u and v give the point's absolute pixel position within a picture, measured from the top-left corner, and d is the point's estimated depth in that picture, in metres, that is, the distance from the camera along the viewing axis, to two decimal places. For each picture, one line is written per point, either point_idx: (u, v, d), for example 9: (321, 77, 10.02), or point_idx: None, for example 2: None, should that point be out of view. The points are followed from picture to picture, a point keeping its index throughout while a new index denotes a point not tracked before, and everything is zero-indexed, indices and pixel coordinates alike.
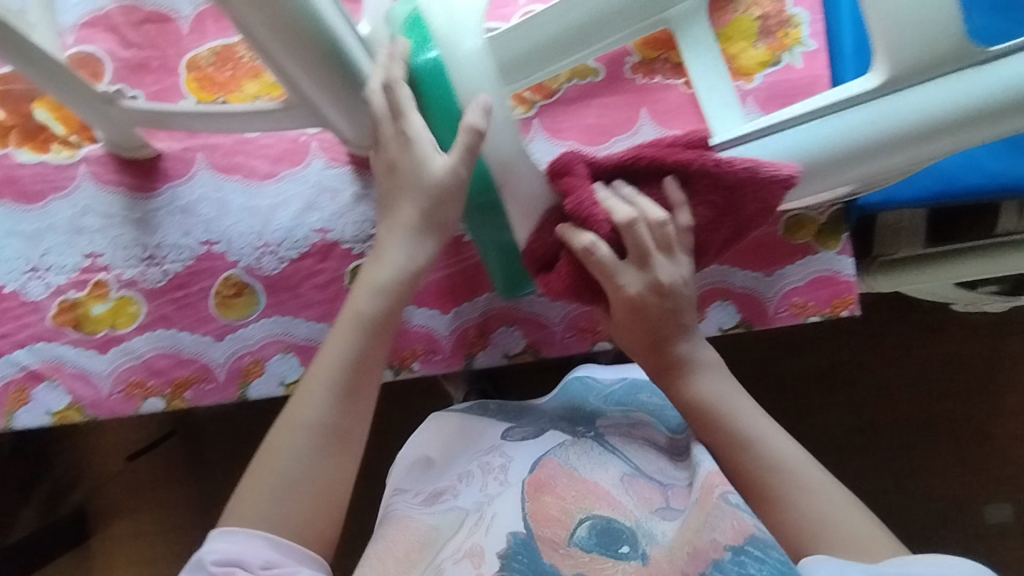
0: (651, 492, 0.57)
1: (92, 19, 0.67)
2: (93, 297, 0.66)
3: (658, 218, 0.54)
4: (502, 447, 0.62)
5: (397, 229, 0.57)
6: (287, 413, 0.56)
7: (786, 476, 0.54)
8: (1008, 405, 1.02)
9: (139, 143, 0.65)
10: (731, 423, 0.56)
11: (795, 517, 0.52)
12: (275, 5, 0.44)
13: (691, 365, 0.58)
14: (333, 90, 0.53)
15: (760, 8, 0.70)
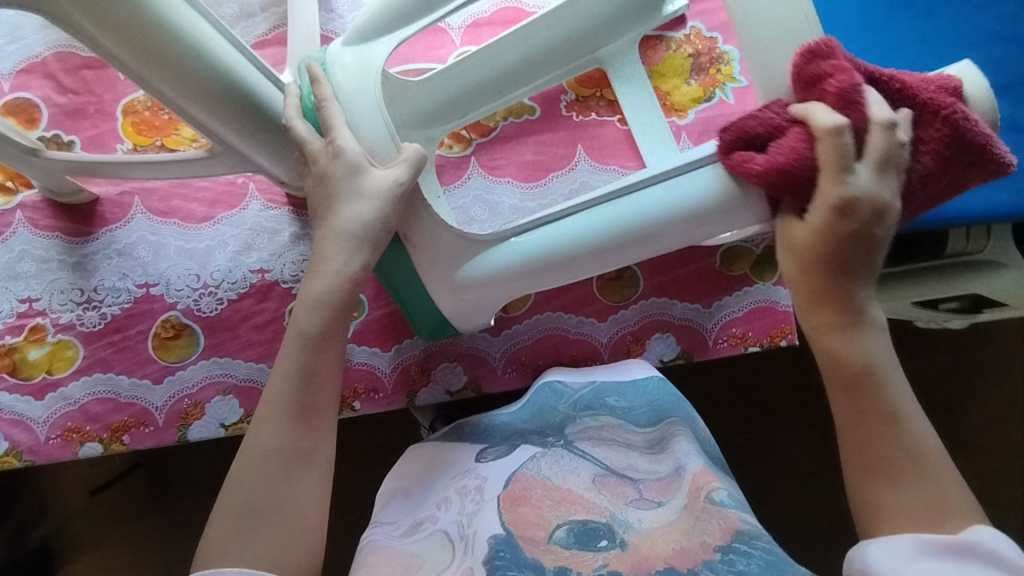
0: (624, 487, 0.53)
1: (29, 66, 0.68)
2: (30, 342, 0.66)
3: (898, 132, 0.45)
4: (477, 469, 0.57)
5: (332, 236, 0.53)
6: (246, 443, 0.49)
7: (916, 462, 0.45)
8: (979, 428, 0.94)
9: (75, 187, 0.66)
10: (885, 391, 0.46)
11: (912, 502, 0.44)
12: (183, 64, 0.45)
13: (868, 321, 0.48)
14: (257, 140, 0.53)
15: (692, 46, 0.72)
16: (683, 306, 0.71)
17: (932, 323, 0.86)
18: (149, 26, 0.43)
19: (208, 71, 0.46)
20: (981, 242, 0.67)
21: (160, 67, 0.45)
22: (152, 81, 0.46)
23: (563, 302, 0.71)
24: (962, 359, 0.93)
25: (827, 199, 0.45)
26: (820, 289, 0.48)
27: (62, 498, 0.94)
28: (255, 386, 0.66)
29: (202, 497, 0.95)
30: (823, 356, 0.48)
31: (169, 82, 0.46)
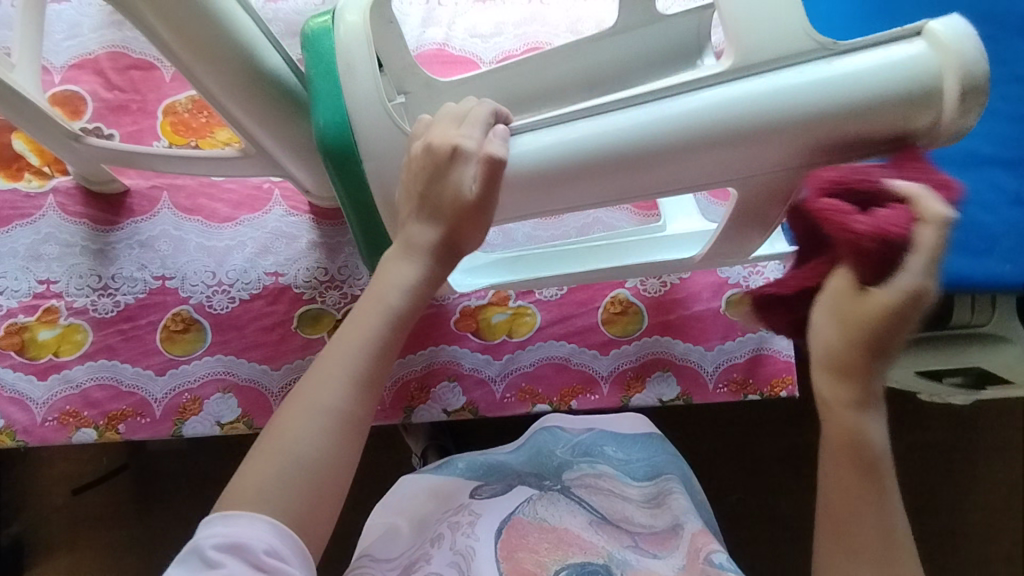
0: (619, 534, 0.55)
1: (81, 61, 0.72)
2: (42, 322, 0.67)
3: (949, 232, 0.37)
4: (470, 506, 0.56)
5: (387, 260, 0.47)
6: (264, 441, 0.40)
7: (892, 556, 0.40)
8: (990, 509, 0.90)
9: (108, 177, 0.69)
10: None
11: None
12: (232, 65, 0.48)
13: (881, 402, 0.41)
14: (289, 146, 0.56)
15: None
16: (685, 345, 0.71)
17: (934, 399, 0.85)
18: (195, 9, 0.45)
19: (244, 59, 0.49)
20: (987, 315, 0.66)
21: (199, 54, 0.47)
22: (192, 68, 0.48)
23: (566, 331, 0.72)
24: (971, 439, 0.90)
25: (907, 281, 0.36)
26: (870, 351, 0.39)
27: (44, 490, 0.94)
28: (255, 387, 0.67)
29: (184, 503, 0.93)
30: (834, 432, 0.42)
31: (207, 69, 0.48)
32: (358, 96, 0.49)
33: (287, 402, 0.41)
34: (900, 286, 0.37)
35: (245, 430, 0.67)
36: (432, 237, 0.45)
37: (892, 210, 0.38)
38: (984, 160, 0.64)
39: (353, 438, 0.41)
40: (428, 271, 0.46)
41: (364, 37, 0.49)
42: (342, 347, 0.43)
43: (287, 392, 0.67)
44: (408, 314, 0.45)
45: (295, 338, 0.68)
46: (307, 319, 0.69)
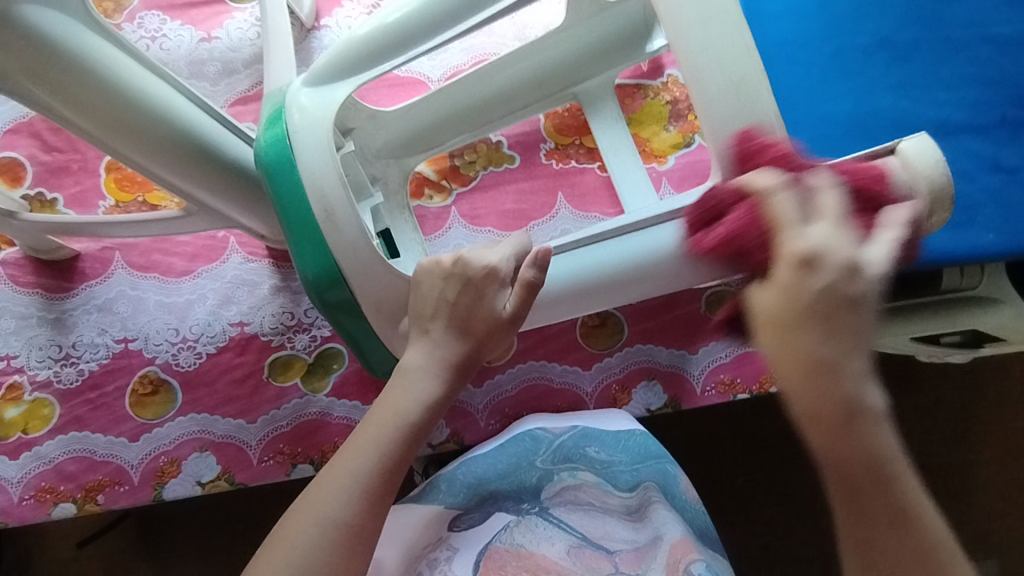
0: (599, 560, 0.55)
1: (16, 126, 0.69)
2: (6, 400, 0.66)
3: (864, 265, 0.34)
4: (449, 539, 0.56)
5: (408, 370, 0.50)
6: (269, 549, 0.46)
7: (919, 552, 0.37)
8: (999, 472, 0.88)
9: (56, 245, 0.66)
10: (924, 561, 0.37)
11: None
12: (147, 131, 0.47)
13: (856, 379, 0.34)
14: (228, 201, 0.54)
15: (669, 94, 0.73)
16: (668, 351, 0.69)
17: (934, 358, 0.82)
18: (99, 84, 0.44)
19: (164, 130, 0.47)
20: (977, 280, 0.65)
21: (115, 129, 0.46)
22: (112, 144, 0.47)
23: (545, 350, 0.70)
24: (972, 397, 0.88)
25: (793, 256, 0.34)
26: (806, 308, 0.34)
27: (48, 550, 0.93)
28: (233, 442, 0.65)
29: (189, 549, 0.92)
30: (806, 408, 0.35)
31: (129, 143, 0.47)
32: (341, 243, 0.49)
33: (295, 512, 0.47)
34: (780, 275, 0.35)
35: (227, 486, 0.65)
36: (452, 353, 0.50)
37: (745, 212, 0.40)
38: (958, 128, 0.62)
39: (359, 551, 0.46)
40: (445, 383, 0.50)
41: (336, 176, 0.48)
42: (351, 462, 0.48)
43: (265, 445, 0.65)
44: (426, 423, 0.50)
45: (269, 389, 0.66)
46: (278, 366, 0.67)
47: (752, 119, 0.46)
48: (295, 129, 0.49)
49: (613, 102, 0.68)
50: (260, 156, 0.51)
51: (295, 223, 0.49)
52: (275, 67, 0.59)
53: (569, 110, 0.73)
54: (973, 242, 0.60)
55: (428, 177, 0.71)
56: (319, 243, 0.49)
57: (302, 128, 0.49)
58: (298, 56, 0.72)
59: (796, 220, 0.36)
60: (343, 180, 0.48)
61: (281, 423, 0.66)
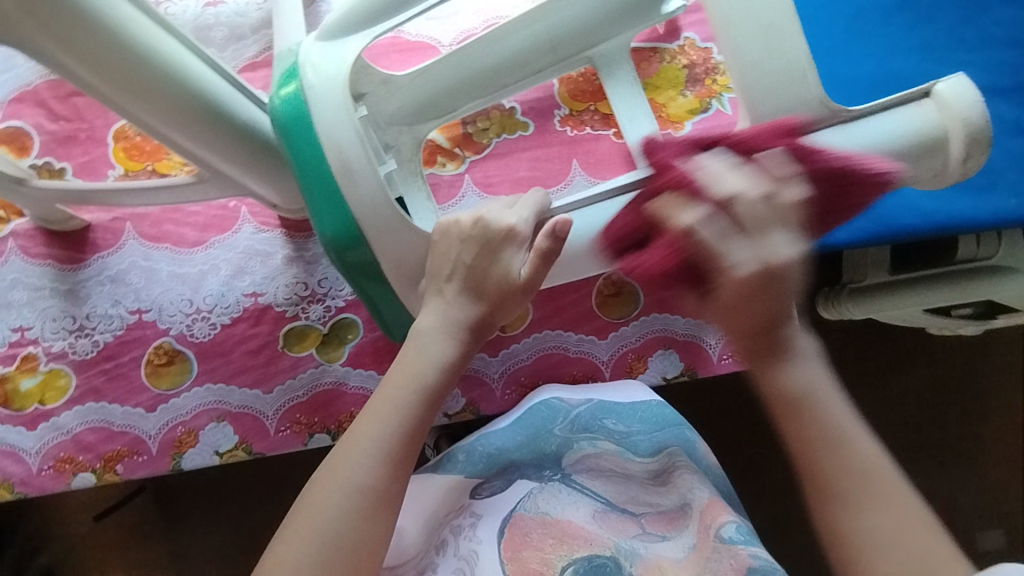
0: (625, 523, 0.55)
1: (21, 95, 0.68)
2: (22, 371, 0.65)
3: (770, 243, 0.39)
4: (472, 506, 0.56)
5: (423, 334, 0.50)
6: (294, 518, 0.46)
7: (872, 488, 0.41)
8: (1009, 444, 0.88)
9: (66, 215, 0.66)
10: (861, 470, 0.42)
11: (884, 524, 0.40)
12: (163, 93, 0.46)
13: (795, 352, 0.44)
14: (240, 166, 0.54)
15: (686, 57, 0.71)
16: (686, 320, 0.69)
17: (945, 331, 0.83)
18: (151, 68, 0.45)
19: (213, 117, 0.49)
20: (992, 248, 0.64)
21: (163, 113, 0.47)
22: (134, 111, 0.47)
23: (560, 319, 0.69)
24: (982, 367, 0.88)
25: (739, 267, 0.39)
26: (765, 318, 0.41)
27: (65, 523, 0.94)
28: (250, 412, 0.65)
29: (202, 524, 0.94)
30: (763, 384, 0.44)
31: (175, 126, 0.48)
32: (359, 201, 0.48)
33: (316, 483, 0.46)
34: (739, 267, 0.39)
35: (245, 456, 0.65)
36: (466, 316, 0.50)
37: (659, 256, 0.40)
38: (983, 92, 0.61)
39: (385, 515, 0.46)
40: (456, 349, 0.50)
41: (354, 132, 0.47)
42: (368, 430, 0.47)
43: (281, 415, 0.65)
44: (441, 388, 0.50)
45: (285, 360, 0.66)
46: (294, 337, 0.67)
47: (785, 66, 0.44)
48: (311, 85, 0.48)
49: (628, 64, 0.66)
50: (274, 114, 0.49)
51: (312, 183, 0.48)
52: (287, 33, 0.58)
53: (584, 75, 0.71)
54: (995, 203, 0.59)
55: (441, 145, 0.70)
56: (337, 201, 0.48)
57: (318, 85, 0.48)
58: (306, 20, 0.70)
59: (742, 225, 0.39)
60: (361, 136, 0.47)
61: (297, 393, 0.66)
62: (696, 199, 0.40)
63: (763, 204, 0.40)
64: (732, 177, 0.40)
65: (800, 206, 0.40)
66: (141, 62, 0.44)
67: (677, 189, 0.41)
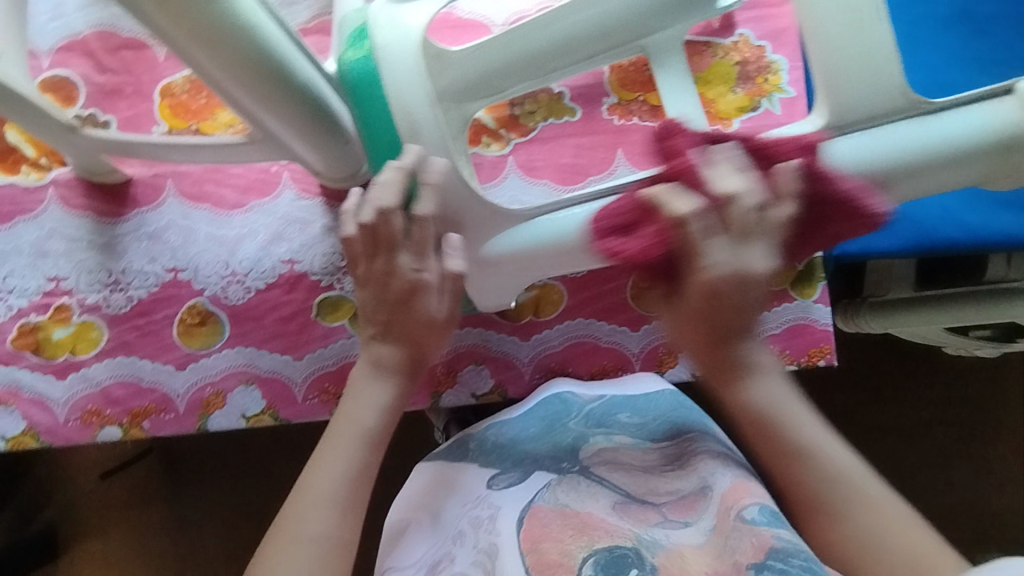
0: (646, 512, 0.54)
1: (69, 44, 0.67)
2: (55, 321, 0.65)
3: (710, 253, 0.46)
4: (488, 497, 0.56)
5: (361, 377, 0.54)
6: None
7: (862, 500, 0.47)
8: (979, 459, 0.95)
9: (109, 168, 0.65)
10: (820, 471, 0.49)
11: (861, 531, 0.47)
12: (238, 52, 0.44)
13: (755, 369, 0.51)
14: (294, 129, 0.53)
15: (739, 54, 0.70)
16: None
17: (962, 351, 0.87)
18: (274, 67, 0.46)
19: (280, 80, 0.47)
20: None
21: (266, 102, 0.49)
22: (201, 65, 0.45)
23: (594, 308, 0.69)
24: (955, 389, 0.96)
25: (700, 286, 0.47)
26: (719, 338, 0.49)
27: (75, 480, 1.02)
28: (280, 378, 0.65)
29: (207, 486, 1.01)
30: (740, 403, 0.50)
31: (271, 111, 0.50)
32: (426, 163, 0.50)
33: (271, 542, 0.48)
34: (709, 278, 0.46)
35: (271, 422, 0.65)
36: (394, 359, 0.54)
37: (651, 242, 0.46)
38: None
39: (337, 558, 0.47)
40: (395, 389, 0.54)
41: (422, 95, 0.50)
42: (320, 483, 0.50)
43: (310, 383, 0.65)
44: (383, 430, 0.53)
45: (317, 329, 0.66)
46: (327, 306, 0.66)
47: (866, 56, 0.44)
48: (377, 47, 0.50)
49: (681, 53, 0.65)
50: (347, 76, 0.53)
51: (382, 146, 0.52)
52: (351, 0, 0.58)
53: (635, 64, 0.71)
54: None
55: (487, 125, 0.70)
56: (402, 159, 0.51)
57: (386, 45, 0.49)
58: None
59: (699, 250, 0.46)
60: (428, 100, 0.50)
61: (327, 362, 0.66)
62: (664, 215, 0.46)
63: (753, 214, 0.46)
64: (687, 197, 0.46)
65: (785, 225, 0.47)
66: (271, 65, 0.46)
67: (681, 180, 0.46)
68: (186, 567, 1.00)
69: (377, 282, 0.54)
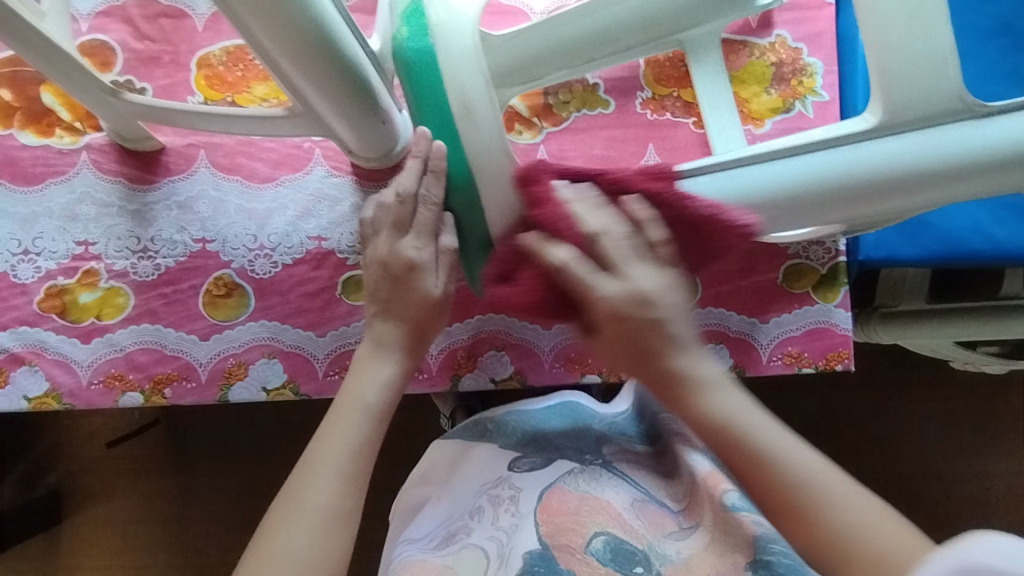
0: (663, 518, 0.53)
1: (108, 9, 0.67)
2: (82, 285, 0.66)
3: (638, 289, 0.44)
4: (510, 478, 0.57)
5: (372, 349, 0.55)
6: (256, 547, 0.45)
7: (785, 508, 0.42)
8: (985, 474, 0.95)
9: (143, 135, 0.66)
10: (783, 469, 0.43)
11: (846, 520, 0.41)
12: (294, 24, 0.44)
13: (702, 380, 0.45)
14: (337, 104, 0.54)
15: (776, 55, 0.70)
16: (740, 317, 0.69)
17: (969, 366, 0.87)
18: (325, 45, 0.47)
19: (329, 55, 0.48)
20: None
21: (313, 78, 0.50)
22: (255, 35, 0.45)
23: None
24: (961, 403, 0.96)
25: (603, 307, 0.44)
26: (638, 343, 0.44)
27: (80, 447, 1.04)
28: (302, 353, 0.66)
29: (213, 460, 1.02)
30: (689, 419, 0.46)
31: (316, 88, 0.51)
32: (476, 140, 0.48)
33: (274, 512, 0.47)
34: (615, 296, 0.44)
35: (291, 396, 0.66)
36: (397, 335, 0.55)
37: (533, 283, 0.46)
38: None
39: (341, 532, 0.46)
40: (399, 367, 0.54)
41: (477, 71, 0.47)
42: (325, 454, 0.49)
43: (332, 359, 0.66)
44: (385, 405, 0.53)
45: (342, 306, 0.66)
46: (352, 285, 0.67)
47: (925, 55, 0.44)
48: (434, 21, 0.47)
49: (716, 48, 0.66)
50: (400, 54, 0.49)
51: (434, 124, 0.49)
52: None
53: (671, 60, 0.71)
54: None
55: (520, 113, 0.70)
56: (455, 139, 0.49)
57: (442, 23, 0.47)
58: None
59: (591, 279, 0.44)
60: (485, 77, 0.47)
61: (350, 340, 0.66)
62: (569, 243, 0.45)
63: (624, 243, 0.45)
64: (594, 215, 0.45)
65: (662, 245, 0.46)
66: (324, 38, 0.46)
67: (548, 223, 0.46)
68: (189, 538, 1.01)
69: (380, 264, 0.56)
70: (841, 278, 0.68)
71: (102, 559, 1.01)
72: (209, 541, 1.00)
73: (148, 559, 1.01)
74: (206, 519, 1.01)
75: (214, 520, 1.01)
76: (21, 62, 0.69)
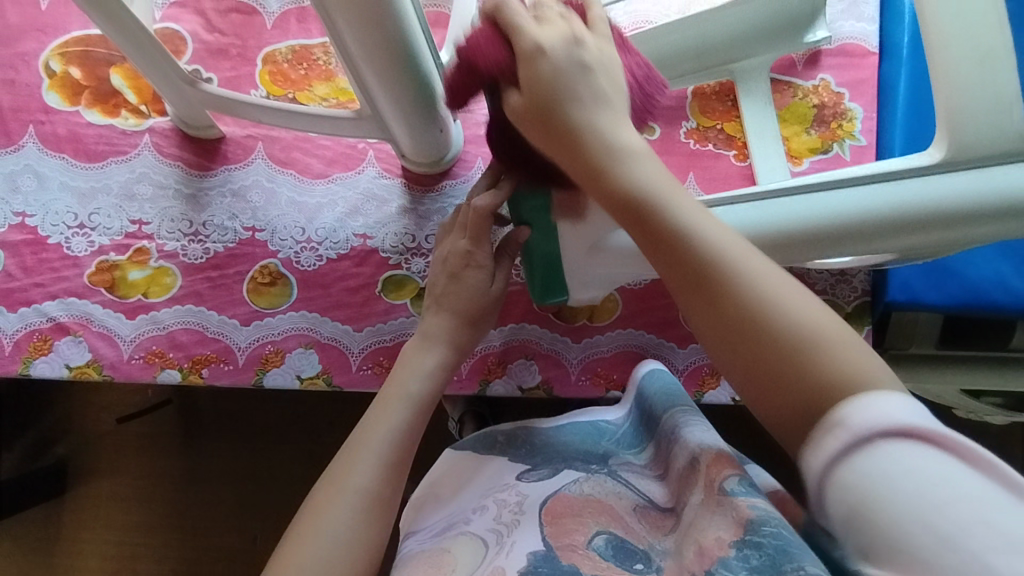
0: (664, 520, 0.52)
1: (183, 2, 0.70)
2: (132, 262, 0.68)
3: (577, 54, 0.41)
4: (517, 486, 0.56)
5: (425, 338, 0.57)
6: (301, 525, 0.47)
7: (735, 281, 0.36)
8: None
9: (207, 123, 0.68)
10: (698, 239, 0.37)
11: (798, 324, 0.34)
12: (383, 36, 0.47)
13: (619, 147, 0.40)
14: (404, 112, 0.56)
15: (818, 97, 0.73)
16: None
17: (971, 414, 0.89)
18: (404, 56, 0.50)
19: (407, 66, 0.51)
20: None
21: (384, 83, 0.52)
22: (345, 41, 0.48)
23: (644, 320, 0.71)
24: None
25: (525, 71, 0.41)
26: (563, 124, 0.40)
27: (95, 419, 1.05)
28: (338, 346, 0.67)
29: (225, 443, 1.03)
30: (612, 203, 0.40)
31: (386, 94, 0.54)
32: None
33: (317, 493, 0.49)
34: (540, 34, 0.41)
35: (324, 386, 0.67)
36: (445, 329, 0.57)
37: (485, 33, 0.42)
38: None
39: (381, 515, 0.48)
40: (442, 360, 0.56)
41: None
42: (369, 441, 0.51)
43: (366, 354, 0.67)
44: (428, 396, 0.54)
45: (381, 304, 0.68)
46: (392, 284, 0.69)
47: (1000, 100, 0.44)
48: None
49: (765, 81, 0.69)
50: None
51: None
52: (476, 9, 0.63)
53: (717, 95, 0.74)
54: None
55: None
56: None
57: None
58: None
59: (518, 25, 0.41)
60: None
61: (385, 337, 0.67)
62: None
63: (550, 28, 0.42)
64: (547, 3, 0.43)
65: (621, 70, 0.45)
66: (407, 51, 0.49)
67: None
68: (193, 519, 1.01)
69: (440, 258, 0.58)
70: (863, 317, 0.71)
71: (105, 533, 1.02)
72: (213, 524, 1.01)
73: (150, 537, 1.01)
74: (212, 501, 1.02)
75: (220, 502, 1.02)
76: (93, 43, 0.72)
